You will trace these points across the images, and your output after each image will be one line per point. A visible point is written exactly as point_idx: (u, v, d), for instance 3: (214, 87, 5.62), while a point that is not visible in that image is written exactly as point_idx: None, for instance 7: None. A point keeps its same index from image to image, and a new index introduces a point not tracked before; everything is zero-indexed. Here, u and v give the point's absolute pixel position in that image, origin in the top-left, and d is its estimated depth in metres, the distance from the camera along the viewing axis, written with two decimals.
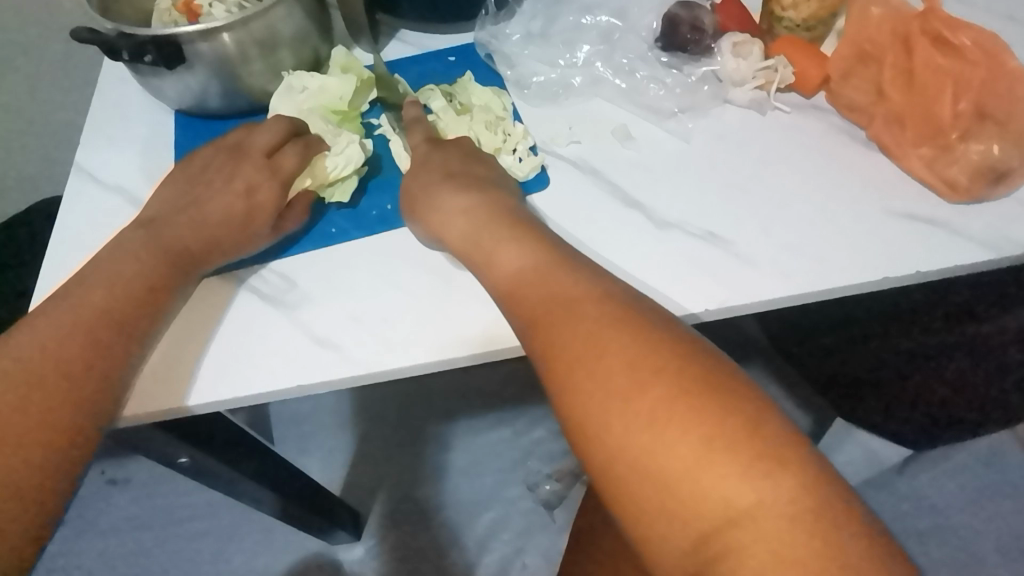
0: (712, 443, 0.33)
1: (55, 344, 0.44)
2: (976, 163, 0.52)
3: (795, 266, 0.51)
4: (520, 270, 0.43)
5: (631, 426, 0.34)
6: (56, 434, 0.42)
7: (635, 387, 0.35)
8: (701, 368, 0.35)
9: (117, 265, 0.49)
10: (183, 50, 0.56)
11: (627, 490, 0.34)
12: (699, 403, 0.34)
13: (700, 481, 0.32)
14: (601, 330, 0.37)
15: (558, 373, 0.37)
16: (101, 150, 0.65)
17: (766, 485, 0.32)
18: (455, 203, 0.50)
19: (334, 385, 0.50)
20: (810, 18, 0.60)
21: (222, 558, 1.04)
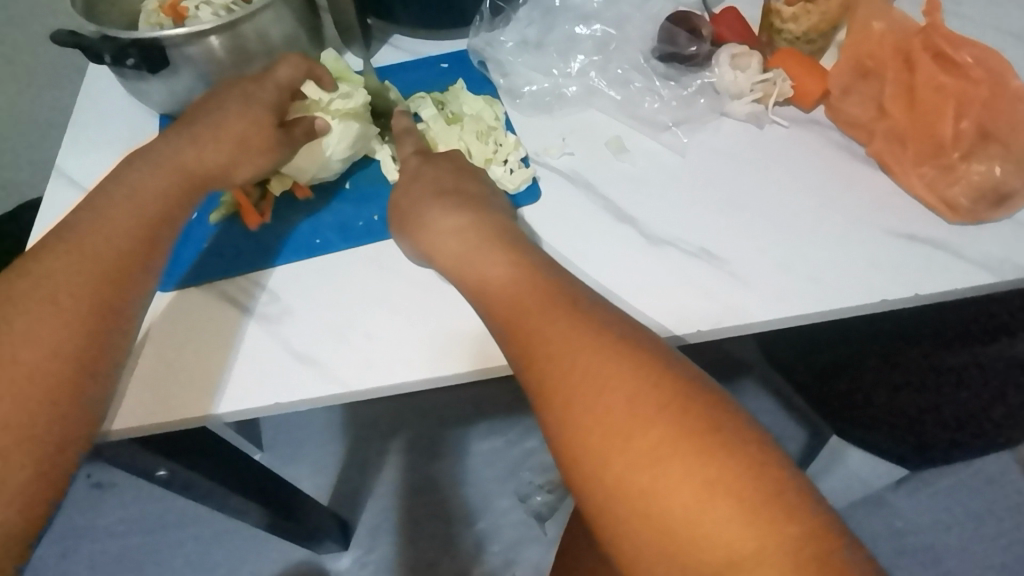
0: (713, 486, 0.31)
1: (47, 273, 0.43)
2: (978, 184, 0.51)
3: (792, 287, 0.50)
4: (516, 292, 0.42)
5: (629, 464, 0.33)
6: (46, 361, 0.40)
7: (634, 425, 0.33)
8: (702, 407, 0.34)
9: (127, 192, 0.48)
10: (168, 53, 0.54)
11: (626, 529, 0.32)
12: (699, 443, 0.32)
13: (701, 525, 0.31)
14: (600, 362, 0.36)
15: (554, 405, 0.36)
16: (85, 153, 0.63)
17: (769, 531, 0.30)
18: (448, 220, 0.48)
19: (314, 403, 0.48)
20: (810, 31, 0.58)
21: (208, 566, 1.02)
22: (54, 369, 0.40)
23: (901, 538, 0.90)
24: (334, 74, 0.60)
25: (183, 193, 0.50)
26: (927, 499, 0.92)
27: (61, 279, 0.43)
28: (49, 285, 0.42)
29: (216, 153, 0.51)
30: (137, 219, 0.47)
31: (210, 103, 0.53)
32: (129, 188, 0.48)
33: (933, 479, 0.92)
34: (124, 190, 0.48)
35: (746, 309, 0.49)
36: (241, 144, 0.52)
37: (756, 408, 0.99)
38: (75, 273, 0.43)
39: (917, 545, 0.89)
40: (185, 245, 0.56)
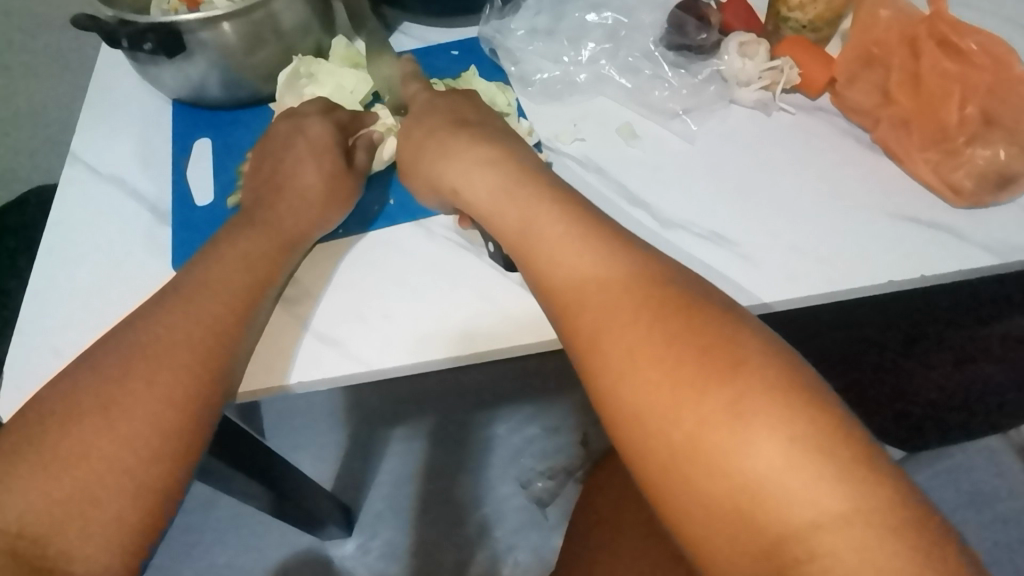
0: (799, 444, 0.30)
1: (164, 327, 0.42)
2: (982, 168, 0.52)
3: (801, 268, 0.51)
4: (557, 245, 0.41)
5: (705, 422, 0.32)
6: (164, 409, 0.39)
7: (712, 381, 0.33)
8: (780, 364, 0.33)
9: (234, 248, 0.48)
10: (184, 39, 0.55)
11: (698, 490, 0.31)
12: (780, 400, 0.32)
13: (787, 485, 0.30)
14: (668, 320, 0.35)
15: (614, 363, 0.35)
16: (98, 139, 0.64)
17: (859, 491, 0.29)
18: (480, 156, 0.48)
19: (337, 383, 0.49)
20: (816, 19, 0.59)
21: (210, 553, 1.03)
22: (171, 417, 0.39)
23: None
24: (346, 61, 0.62)
25: (284, 254, 0.50)
26: None
27: (178, 330, 0.42)
28: (166, 335, 0.42)
29: (306, 206, 0.52)
30: (239, 277, 0.47)
31: (286, 153, 0.54)
32: (232, 249, 0.48)
33: None
34: (232, 251, 0.48)
35: (757, 288, 0.51)
36: (324, 191, 0.53)
37: None
38: (193, 328, 0.43)
39: None
40: (204, 228, 0.56)
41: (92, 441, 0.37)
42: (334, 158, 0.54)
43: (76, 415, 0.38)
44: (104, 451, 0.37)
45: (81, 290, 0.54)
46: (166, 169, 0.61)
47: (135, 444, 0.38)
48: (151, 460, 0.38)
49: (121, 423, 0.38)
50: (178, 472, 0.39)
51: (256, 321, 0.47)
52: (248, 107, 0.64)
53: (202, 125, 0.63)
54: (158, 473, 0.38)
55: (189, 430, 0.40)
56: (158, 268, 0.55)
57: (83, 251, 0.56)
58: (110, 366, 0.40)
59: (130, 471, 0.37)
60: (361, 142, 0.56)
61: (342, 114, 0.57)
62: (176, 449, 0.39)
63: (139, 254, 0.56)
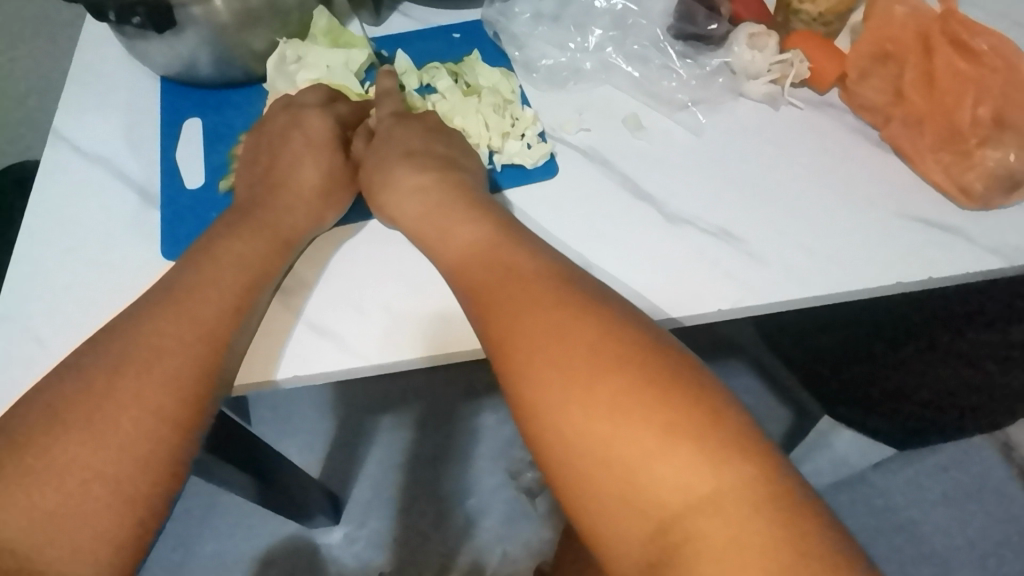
0: (674, 436, 0.33)
1: (154, 331, 0.41)
2: (992, 171, 0.51)
3: (810, 268, 0.51)
4: (476, 256, 0.43)
5: (588, 414, 0.34)
6: (150, 419, 0.38)
7: (595, 375, 0.35)
8: (664, 359, 0.36)
9: (229, 247, 0.46)
10: (175, 14, 0.51)
11: (585, 479, 0.33)
12: (657, 394, 0.34)
13: (660, 470, 0.32)
14: (558, 318, 0.37)
15: (514, 359, 0.37)
16: (83, 116, 0.61)
17: (724, 472, 0.32)
18: (412, 181, 0.49)
19: (333, 377, 0.48)
20: (827, 12, 0.58)
21: (194, 540, 1.01)
22: (159, 428, 0.38)
23: None
24: (330, 36, 0.59)
25: (280, 253, 0.48)
26: None
27: (169, 336, 0.41)
28: (155, 340, 0.40)
29: (301, 203, 0.50)
30: (233, 277, 0.45)
31: (286, 149, 0.53)
32: (225, 248, 0.46)
33: None
34: (224, 250, 0.46)
35: (765, 287, 0.50)
36: (320, 186, 0.52)
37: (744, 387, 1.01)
38: (185, 333, 0.41)
39: None
40: (196, 215, 0.54)
41: (79, 455, 0.36)
42: (332, 152, 0.53)
43: (61, 428, 0.36)
44: (87, 466, 0.36)
45: (65, 277, 0.51)
46: (155, 149, 0.59)
47: (123, 458, 0.36)
48: (140, 474, 0.36)
49: (108, 436, 0.36)
50: (165, 482, 0.37)
51: (251, 323, 0.45)
52: (241, 87, 0.62)
53: (192, 104, 0.61)
54: (148, 487, 0.37)
55: (181, 442, 0.38)
56: (146, 253, 0.53)
57: (67, 235, 0.54)
58: (98, 375, 0.38)
59: (118, 486, 0.36)
60: (360, 130, 0.55)
61: (342, 107, 0.56)
62: (166, 462, 0.38)
63: (126, 239, 0.53)
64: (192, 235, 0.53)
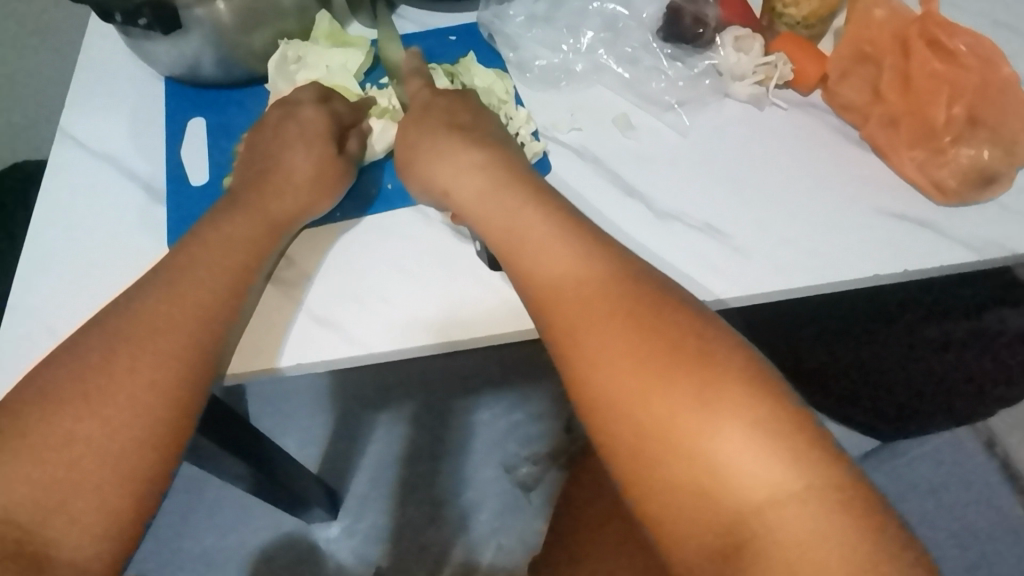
0: (758, 431, 0.34)
1: (146, 314, 0.42)
2: (966, 167, 0.54)
3: (791, 261, 0.53)
4: (537, 243, 0.43)
5: (669, 409, 0.35)
6: (144, 397, 0.39)
7: (677, 372, 0.36)
8: (746, 360, 0.37)
9: (221, 232, 0.48)
10: (180, 16, 0.53)
11: (662, 471, 0.34)
12: (741, 392, 0.35)
13: (740, 466, 0.33)
14: (637, 316, 0.38)
15: (588, 353, 0.38)
16: (89, 115, 0.63)
17: (804, 470, 0.33)
18: (470, 159, 0.49)
19: (333, 365, 0.50)
20: (810, 16, 0.61)
21: (194, 534, 1.03)
22: (152, 405, 0.40)
23: None
24: (331, 38, 0.61)
25: (270, 238, 0.50)
26: None
27: (161, 317, 0.42)
28: (148, 322, 0.42)
29: (294, 190, 0.52)
30: (224, 262, 0.47)
31: (277, 139, 0.54)
32: (218, 232, 0.48)
33: None
34: (216, 235, 0.48)
35: (748, 280, 0.52)
36: (313, 177, 0.53)
37: None
38: (178, 314, 0.43)
39: None
40: (199, 210, 0.56)
41: (77, 430, 0.37)
42: (325, 145, 0.53)
43: (59, 404, 0.38)
44: (84, 441, 0.37)
45: (73, 270, 0.53)
46: (159, 147, 0.61)
47: (118, 433, 0.38)
48: (135, 448, 0.38)
49: (104, 412, 0.38)
50: (163, 457, 0.39)
51: (243, 306, 0.47)
52: (243, 87, 0.63)
53: (195, 103, 0.63)
54: (143, 460, 0.38)
55: (174, 418, 0.40)
56: (152, 246, 0.55)
57: (74, 230, 0.55)
58: (93, 354, 0.40)
59: (113, 458, 0.38)
60: (355, 130, 0.56)
61: (339, 103, 0.56)
62: (162, 437, 0.39)
63: (132, 232, 0.55)
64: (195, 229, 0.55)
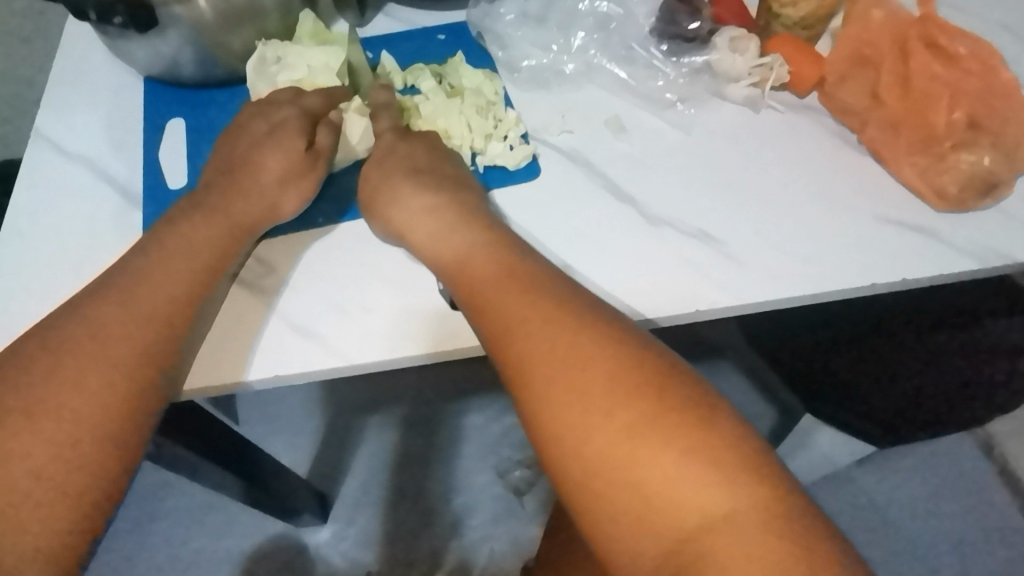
0: (693, 459, 0.33)
1: (98, 321, 0.41)
2: (967, 173, 0.52)
3: (787, 270, 0.51)
4: (487, 274, 0.43)
5: (609, 436, 0.34)
6: (90, 411, 0.38)
7: (617, 400, 0.35)
8: (683, 388, 0.36)
9: (183, 235, 0.47)
10: (157, 13, 0.51)
11: (602, 496, 0.33)
12: (679, 419, 0.34)
13: (679, 490, 0.32)
14: (580, 342, 0.37)
15: (535, 383, 0.37)
16: (66, 115, 0.61)
17: (743, 493, 0.32)
18: (422, 191, 0.49)
19: (311, 377, 0.48)
20: (809, 16, 0.59)
21: (182, 539, 1.01)
22: (99, 419, 0.38)
23: (863, 511, 0.94)
24: (314, 37, 0.58)
25: (236, 241, 0.48)
26: (893, 472, 0.95)
27: (112, 324, 0.41)
28: (98, 330, 0.41)
29: (259, 191, 0.50)
30: (185, 267, 0.45)
31: (247, 138, 0.52)
32: (177, 236, 0.46)
33: (899, 456, 0.96)
34: (175, 239, 0.46)
35: (742, 289, 0.50)
36: (283, 176, 0.51)
37: (728, 384, 1.02)
38: (131, 321, 0.41)
39: (880, 517, 0.93)
40: None
41: (20, 447, 0.36)
42: (295, 138, 0.51)
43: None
44: (24, 457, 0.36)
45: (44, 277, 0.51)
46: (137, 150, 0.59)
47: (59, 448, 0.37)
48: (82, 463, 0.37)
49: (44, 427, 0.37)
50: (111, 473, 0.38)
51: (203, 314, 0.45)
52: (225, 87, 0.62)
53: (176, 104, 0.61)
54: (89, 477, 0.37)
55: (127, 433, 0.39)
56: (126, 251, 0.53)
57: (47, 235, 0.54)
58: (38, 364, 0.39)
59: (59, 475, 0.36)
60: (325, 122, 0.53)
61: (309, 99, 0.54)
62: (113, 452, 0.38)
63: (106, 237, 0.54)
64: None
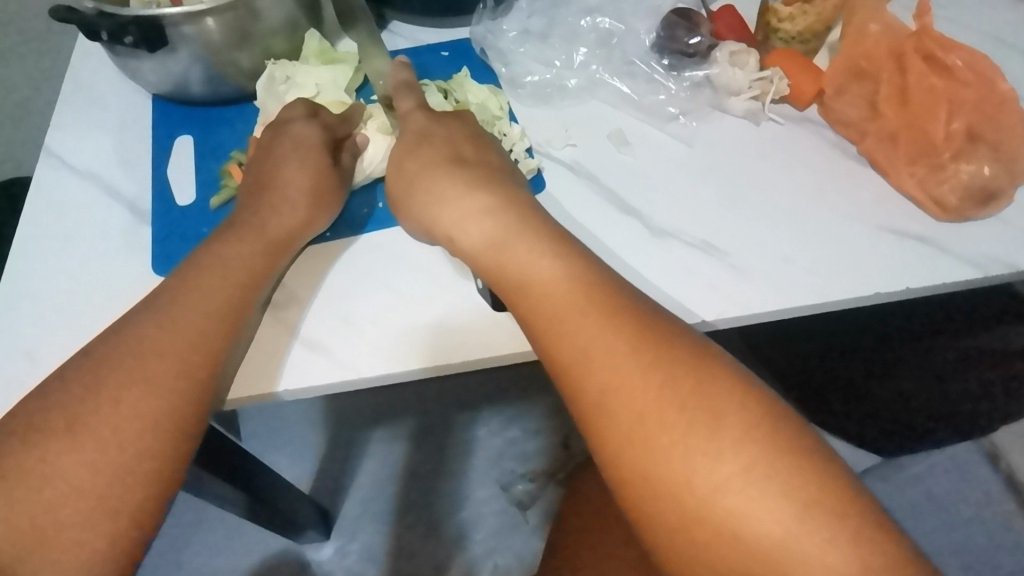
0: (813, 511, 0.32)
1: (139, 341, 0.41)
2: (967, 183, 0.53)
3: (791, 279, 0.52)
4: (561, 298, 0.41)
5: (718, 487, 0.33)
6: (133, 429, 0.38)
7: (725, 447, 0.34)
8: (791, 432, 0.35)
9: (223, 254, 0.47)
10: (167, 33, 0.52)
11: (711, 549, 0.33)
12: (791, 467, 0.33)
13: (798, 548, 0.32)
14: (678, 382, 0.36)
15: (628, 423, 0.36)
16: (75, 133, 0.62)
17: (861, 551, 0.31)
18: (476, 199, 0.47)
19: (321, 390, 0.48)
20: (805, 31, 0.60)
21: (184, 556, 1.01)
22: (141, 438, 0.38)
23: None
24: (321, 56, 0.59)
25: (271, 260, 0.49)
26: None
27: (154, 343, 0.41)
28: (142, 349, 0.41)
29: (290, 208, 0.51)
30: (224, 287, 0.45)
31: (272, 157, 0.53)
32: (213, 256, 0.47)
33: None
34: (213, 258, 0.47)
35: (747, 299, 0.51)
36: (310, 193, 0.51)
37: None
38: (169, 339, 0.42)
39: None
40: (185, 230, 0.55)
41: (58, 461, 0.36)
42: (320, 155, 0.53)
43: (38, 434, 0.37)
44: (66, 474, 0.36)
45: (54, 293, 0.52)
46: (146, 167, 0.60)
47: (103, 465, 0.37)
48: (117, 479, 0.37)
49: (88, 445, 0.37)
50: (152, 491, 0.38)
51: (243, 332, 0.45)
52: (232, 104, 0.62)
53: (184, 121, 0.62)
54: (123, 494, 0.37)
55: (161, 450, 0.39)
56: (137, 268, 0.53)
57: (57, 252, 0.54)
58: (80, 382, 0.39)
59: (94, 491, 0.36)
60: (348, 144, 0.55)
61: (329, 116, 0.56)
62: (149, 468, 0.38)
63: (117, 254, 0.54)
64: (182, 250, 0.54)
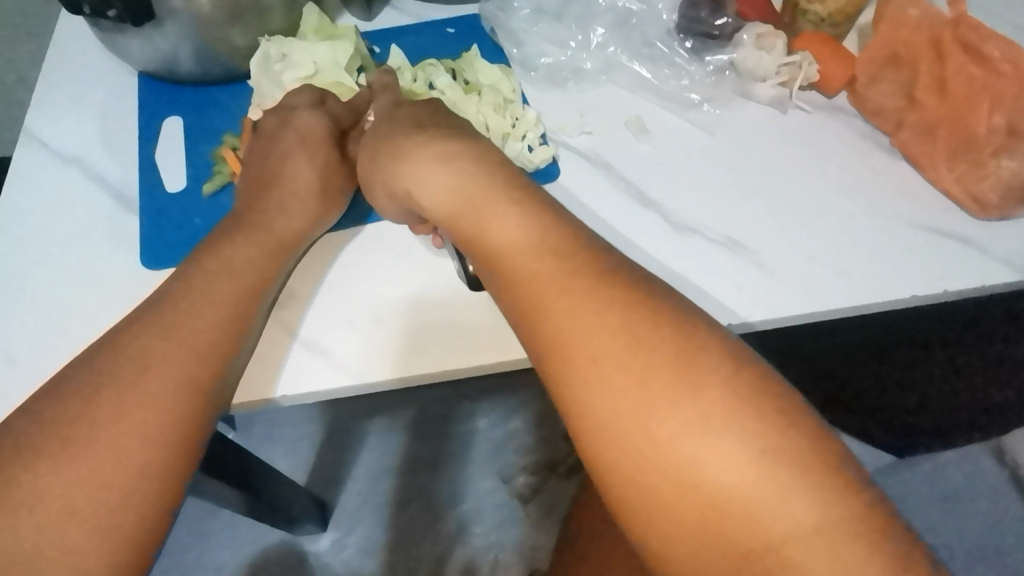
0: (774, 458, 0.29)
1: (140, 349, 0.38)
2: (1007, 181, 0.49)
3: (821, 279, 0.49)
4: (513, 239, 0.38)
5: (672, 434, 0.30)
6: (134, 446, 0.35)
7: (680, 392, 0.31)
8: (762, 382, 0.32)
9: (225, 257, 0.44)
10: (155, 7, 0.48)
11: (664, 501, 0.30)
12: (748, 412, 0.30)
13: (755, 496, 0.29)
14: (633, 324, 0.33)
15: (578, 366, 0.33)
16: (57, 114, 0.58)
17: (827, 498, 0.29)
18: (434, 153, 0.45)
19: (322, 395, 0.45)
20: (836, 13, 0.56)
21: (178, 549, 0.99)
22: (141, 456, 0.35)
23: None
24: (318, 33, 0.55)
25: (276, 260, 0.45)
26: None
27: (155, 353, 0.38)
28: (143, 359, 0.38)
29: (298, 204, 0.48)
30: (229, 290, 0.42)
31: (275, 147, 0.50)
32: (217, 256, 0.43)
33: None
34: (215, 259, 0.43)
35: (774, 300, 0.48)
36: (317, 187, 0.49)
37: None
38: (171, 348, 0.38)
39: None
40: (174, 220, 0.51)
41: (54, 481, 0.33)
42: (328, 149, 0.51)
43: (31, 454, 0.33)
44: (62, 495, 0.33)
45: (36, 286, 0.48)
46: (133, 151, 0.56)
47: (102, 485, 0.34)
48: (117, 500, 0.34)
49: (86, 463, 0.34)
50: (152, 511, 0.35)
51: (248, 340, 0.42)
52: (225, 84, 0.58)
53: (174, 102, 0.58)
54: (128, 516, 0.34)
55: (166, 468, 0.36)
56: (125, 260, 0.50)
57: (41, 242, 0.51)
58: (77, 394, 0.36)
59: (96, 514, 0.33)
60: (355, 135, 0.53)
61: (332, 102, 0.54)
62: (154, 487, 0.35)
63: (103, 246, 0.50)
64: (172, 242, 0.50)
